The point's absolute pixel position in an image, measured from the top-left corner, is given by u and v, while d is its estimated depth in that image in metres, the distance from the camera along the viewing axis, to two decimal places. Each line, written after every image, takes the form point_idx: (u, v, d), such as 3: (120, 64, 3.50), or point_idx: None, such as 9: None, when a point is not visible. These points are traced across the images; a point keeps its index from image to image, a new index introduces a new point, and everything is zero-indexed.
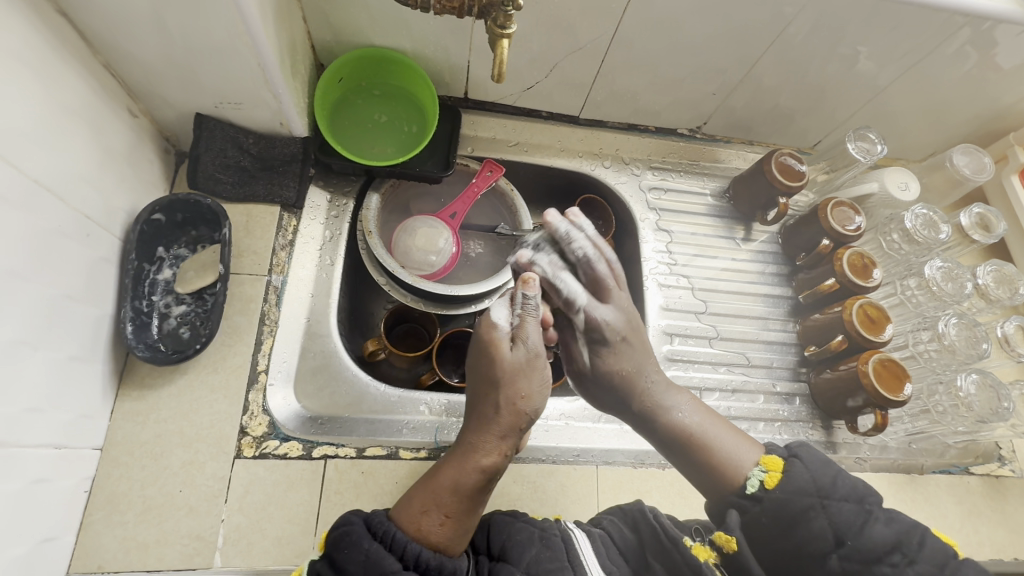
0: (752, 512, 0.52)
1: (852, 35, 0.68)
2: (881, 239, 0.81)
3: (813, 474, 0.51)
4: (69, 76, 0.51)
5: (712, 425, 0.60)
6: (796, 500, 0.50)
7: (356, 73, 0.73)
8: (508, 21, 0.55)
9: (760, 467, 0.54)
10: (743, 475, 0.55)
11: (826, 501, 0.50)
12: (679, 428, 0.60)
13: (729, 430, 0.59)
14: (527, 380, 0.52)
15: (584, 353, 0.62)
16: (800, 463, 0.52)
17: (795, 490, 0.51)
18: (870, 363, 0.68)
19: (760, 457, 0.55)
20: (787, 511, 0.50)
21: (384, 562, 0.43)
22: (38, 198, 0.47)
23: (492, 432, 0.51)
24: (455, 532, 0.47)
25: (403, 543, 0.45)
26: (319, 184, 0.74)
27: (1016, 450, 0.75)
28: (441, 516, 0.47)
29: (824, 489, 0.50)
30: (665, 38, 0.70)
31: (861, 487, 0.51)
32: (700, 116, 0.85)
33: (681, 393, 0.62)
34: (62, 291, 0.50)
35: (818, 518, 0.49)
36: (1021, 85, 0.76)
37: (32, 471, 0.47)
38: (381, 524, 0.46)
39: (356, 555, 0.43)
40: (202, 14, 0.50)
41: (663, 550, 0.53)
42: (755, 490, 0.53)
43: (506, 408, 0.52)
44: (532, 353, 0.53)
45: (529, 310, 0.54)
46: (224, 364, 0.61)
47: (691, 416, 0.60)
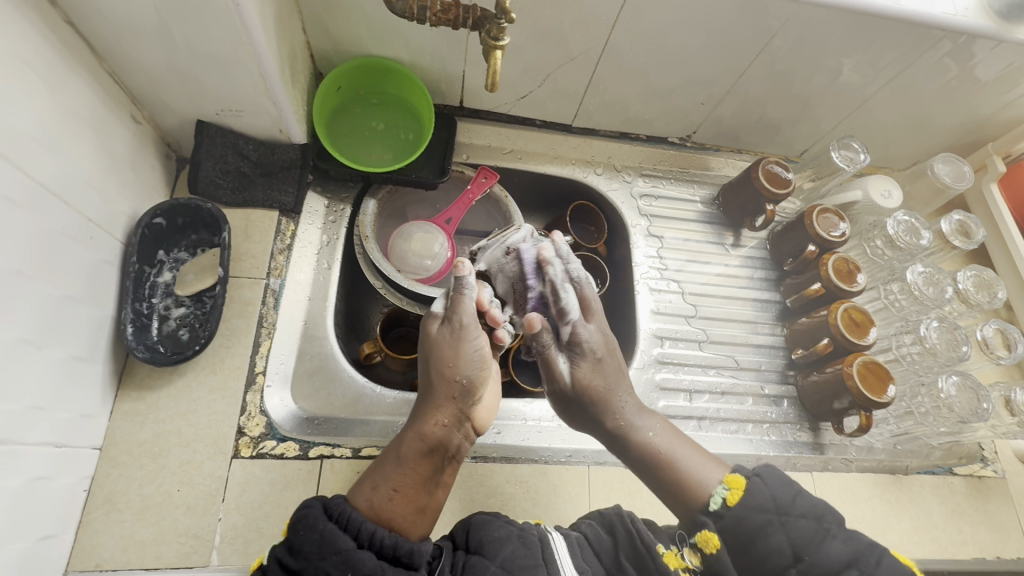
0: (713, 529, 0.52)
1: (835, 48, 0.71)
2: (866, 245, 0.84)
3: (773, 492, 0.51)
4: (75, 84, 0.52)
5: (679, 445, 0.59)
6: (756, 516, 0.50)
7: (354, 82, 0.75)
8: (501, 33, 0.57)
9: (723, 485, 0.53)
10: (708, 491, 0.54)
11: (785, 518, 0.50)
12: (647, 448, 0.59)
13: (695, 450, 0.58)
14: (453, 350, 0.55)
15: (563, 367, 0.62)
16: (761, 482, 0.52)
17: (755, 506, 0.51)
18: (854, 365, 0.70)
19: (724, 475, 0.54)
20: (747, 526, 0.50)
21: (339, 540, 0.44)
22: (44, 201, 0.49)
23: (430, 406, 0.54)
24: (406, 505, 0.49)
25: (356, 522, 0.46)
26: (317, 190, 0.75)
27: (998, 451, 0.77)
28: (389, 491, 0.49)
29: (783, 506, 0.51)
30: (654, 49, 0.72)
31: (820, 505, 0.52)
32: (690, 125, 0.87)
33: (653, 415, 0.62)
34: (65, 292, 0.52)
35: (777, 533, 0.49)
36: (999, 96, 0.79)
37: (33, 468, 0.48)
38: (336, 506, 0.46)
39: (312, 536, 0.44)
40: (206, 24, 0.52)
41: (636, 554, 0.53)
42: (717, 507, 0.52)
43: (442, 380, 0.55)
44: (458, 325, 0.56)
45: (463, 289, 0.56)
46: (222, 366, 0.62)
47: (658, 437, 0.59)
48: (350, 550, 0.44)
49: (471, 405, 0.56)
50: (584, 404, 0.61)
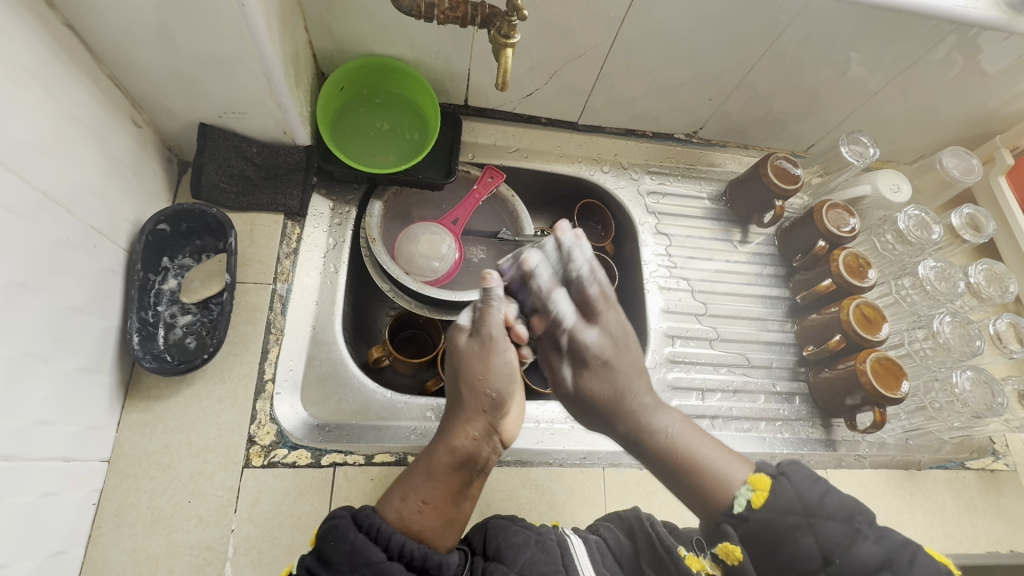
0: (739, 533, 0.50)
1: (844, 42, 0.70)
2: (875, 240, 0.83)
3: (800, 492, 0.50)
4: (74, 87, 0.51)
5: (701, 443, 0.57)
6: (784, 519, 0.49)
7: (358, 81, 0.74)
8: (512, 31, 0.55)
9: (747, 485, 0.51)
10: (731, 493, 0.52)
11: (813, 519, 0.49)
12: (667, 450, 0.56)
13: (717, 446, 0.56)
14: (482, 363, 0.55)
15: (568, 375, 0.62)
16: (787, 482, 0.51)
17: (782, 510, 0.49)
18: (867, 361, 0.69)
19: (748, 475, 0.52)
20: (773, 530, 0.49)
21: (368, 551, 0.43)
22: (46, 210, 0.47)
23: (459, 417, 0.54)
24: (434, 519, 0.48)
25: (386, 533, 0.45)
26: (322, 193, 0.74)
27: (1010, 444, 0.77)
28: (419, 502, 0.48)
29: (812, 508, 0.49)
30: (662, 45, 0.71)
31: (850, 505, 0.50)
32: (696, 121, 0.86)
33: (671, 410, 0.59)
34: (70, 302, 0.50)
35: (805, 536, 0.48)
36: (1006, 89, 0.78)
37: (42, 485, 0.47)
38: (366, 517, 0.46)
39: (343, 547, 0.44)
40: (209, 26, 0.50)
41: (657, 558, 0.53)
42: (742, 510, 0.51)
43: (470, 392, 0.54)
44: (486, 337, 0.56)
45: (492, 300, 0.57)
46: (231, 374, 0.61)
47: (679, 432, 0.57)
48: (380, 561, 0.43)
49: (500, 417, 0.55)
50: (591, 408, 0.60)
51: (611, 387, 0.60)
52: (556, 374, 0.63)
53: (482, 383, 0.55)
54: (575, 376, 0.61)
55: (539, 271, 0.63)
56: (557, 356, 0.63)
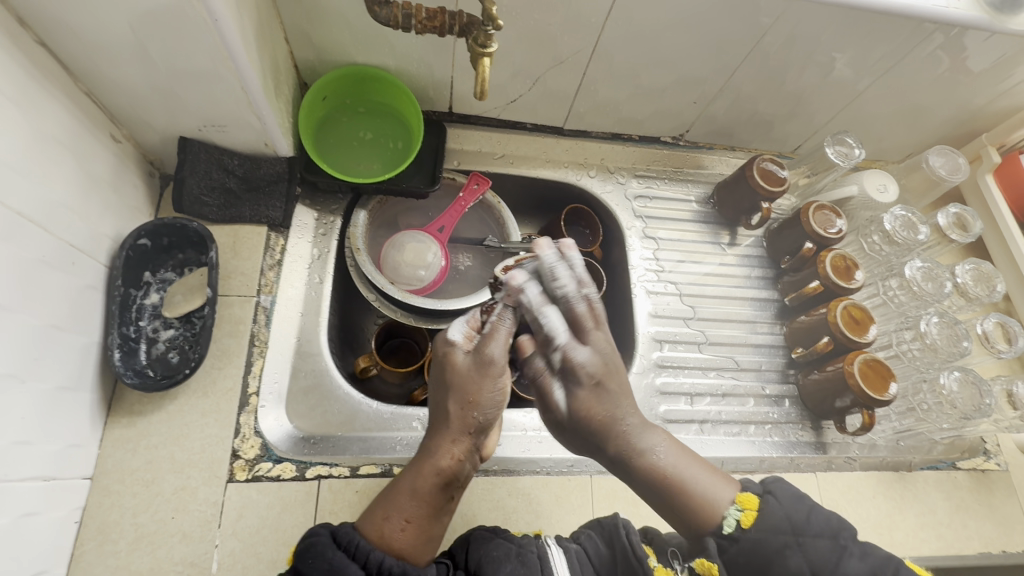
0: (730, 551, 0.50)
1: (828, 42, 0.70)
2: (862, 241, 0.83)
3: (788, 511, 0.50)
4: (49, 105, 0.50)
5: (688, 463, 0.54)
6: (772, 539, 0.49)
7: (341, 90, 0.73)
8: (489, 40, 0.56)
9: (735, 505, 0.52)
10: (719, 514, 0.52)
11: (802, 539, 0.49)
12: (655, 471, 0.53)
13: (699, 462, 0.55)
14: (477, 386, 0.52)
15: (559, 397, 0.56)
16: (774, 501, 0.51)
17: (770, 529, 0.49)
18: (856, 363, 0.69)
19: (734, 494, 0.53)
20: (764, 550, 0.49)
21: (348, 569, 0.43)
22: (21, 229, 0.47)
23: (445, 436, 0.52)
24: (417, 538, 0.48)
25: (365, 550, 0.45)
26: (306, 203, 0.74)
27: (1001, 444, 0.77)
28: (401, 521, 0.48)
29: (799, 526, 0.49)
30: (645, 50, 0.70)
31: (834, 519, 0.50)
32: (683, 124, 0.86)
33: (656, 428, 0.56)
34: (48, 320, 0.50)
35: (795, 556, 0.48)
36: (992, 87, 0.78)
37: (21, 505, 0.47)
38: (346, 534, 0.46)
39: (321, 565, 0.44)
40: (183, 40, 0.50)
41: (629, 569, 0.52)
42: (732, 531, 0.50)
43: (461, 412, 0.52)
44: (487, 359, 0.53)
45: (502, 317, 0.55)
46: (214, 388, 0.61)
47: (667, 457, 0.54)
48: None
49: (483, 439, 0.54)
50: (588, 431, 0.55)
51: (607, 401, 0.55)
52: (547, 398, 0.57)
53: (473, 407, 0.52)
54: (567, 399, 0.56)
55: (528, 289, 0.57)
56: (551, 376, 0.57)
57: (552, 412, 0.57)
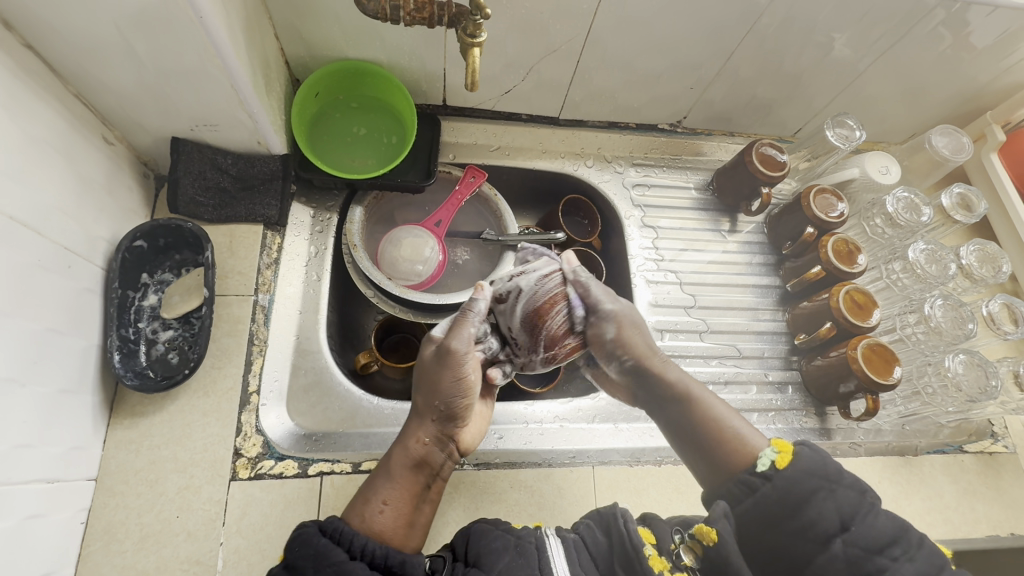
0: (761, 490, 0.48)
1: (825, 21, 0.69)
2: (865, 225, 0.82)
3: (822, 457, 0.48)
4: (39, 108, 0.50)
5: (738, 419, 0.56)
6: (806, 481, 0.47)
7: (333, 86, 0.73)
8: (478, 30, 0.55)
9: (772, 447, 0.50)
10: (754, 456, 0.51)
11: (835, 486, 0.47)
12: (700, 416, 0.57)
13: (744, 420, 0.56)
14: (440, 375, 0.55)
15: (608, 334, 0.59)
16: (809, 447, 0.49)
17: (806, 471, 0.47)
18: (858, 348, 0.68)
19: (771, 440, 0.51)
20: (796, 491, 0.47)
21: (333, 553, 0.45)
22: (16, 234, 0.47)
23: (417, 423, 0.55)
24: (395, 522, 0.50)
25: (349, 535, 0.46)
26: (302, 201, 0.74)
27: (1009, 426, 0.76)
28: (379, 504, 0.50)
29: (833, 474, 0.47)
30: (639, 35, 0.69)
31: (866, 481, 0.48)
32: (680, 110, 0.85)
33: (728, 405, 0.57)
34: (45, 323, 0.50)
35: (826, 500, 0.46)
36: (996, 62, 0.76)
37: (25, 507, 0.47)
38: (330, 523, 0.47)
39: (308, 551, 0.45)
40: (170, 39, 0.50)
41: (628, 558, 0.51)
42: (765, 469, 0.49)
43: (428, 401, 0.55)
44: (445, 348, 0.55)
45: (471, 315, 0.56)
46: (215, 387, 0.61)
47: (716, 406, 0.57)
48: (343, 561, 0.44)
49: (457, 427, 0.56)
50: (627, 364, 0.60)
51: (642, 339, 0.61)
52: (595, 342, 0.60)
53: (438, 394, 0.55)
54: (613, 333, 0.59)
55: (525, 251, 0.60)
56: (579, 325, 0.58)
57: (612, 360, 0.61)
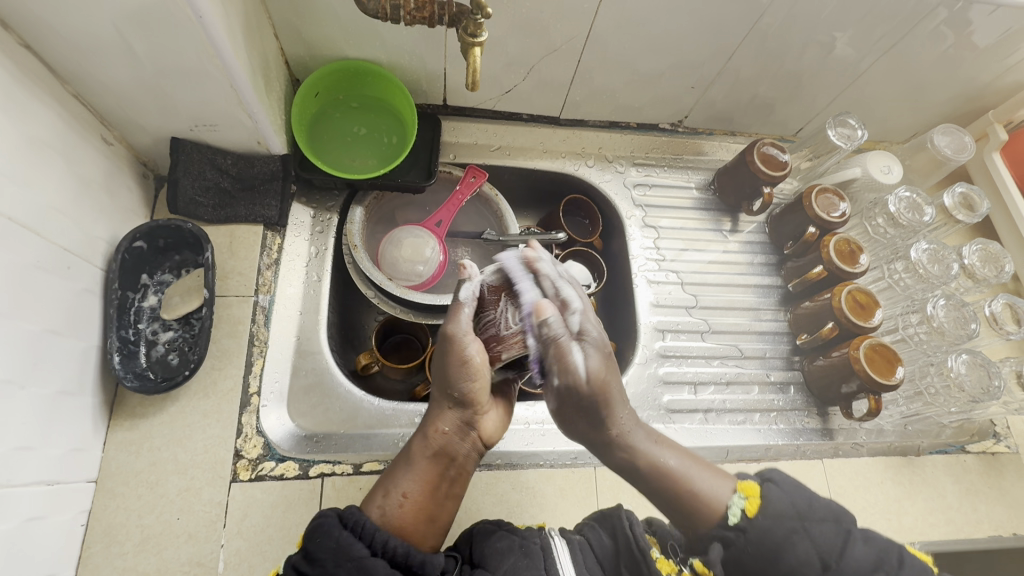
0: (738, 544, 0.47)
1: (827, 21, 0.69)
2: (867, 224, 0.82)
3: (791, 497, 0.48)
4: (38, 109, 0.50)
5: (694, 467, 0.53)
6: (778, 527, 0.46)
7: (333, 86, 0.73)
8: (479, 29, 0.55)
9: (739, 493, 0.49)
10: (722, 507, 0.49)
11: (807, 524, 0.47)
12: (656, 472, 0.52)
13: (706, 467, 0.53)
14: (449, 364, 0.52)
15: (579, 360, 0.49)
16: (776, 487, 0.49)
17: (775, 515, 0.47)
18: (861, 348, 0.68)
19: (735, 485, 0.51)
20: (770, 539, 0.46)
21: (353, 547, 0.45)
22: (15, 235, 0.47)
23: (434, 415, 0.55)
24: (415, 517, 0.50)
25: (370, 530, 0.46)
26: (302, 201, 0.73)
27: (1011, 426, 0.76)
28: (399, 497, 0.50)
29: (804, 512, 0.47)
30: (641, 35, 0.69)
31: (838, 506, 0.49)
32: (681, 110, 0.85)
33: (657, 433, 0.55)
34: (45, 325, 0.50)
35: (802, 542, 0.46)
36: (998, 61, 0.76)
37: (25, 510, 0.47)
38: (351, 515, 0.47)
39: (328, 543, 0.45)
40: (168, 38, 0.50)
41: (635, 560, 0.51)
42: (737, 521, 0.48)
43: (443, 390, 0.55)
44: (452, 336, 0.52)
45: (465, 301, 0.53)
46: (216, 388, 0.61)
47: (669, 457, 0.53)
48: (364, 557, 0.44)
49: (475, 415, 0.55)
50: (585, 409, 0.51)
51: (611, 382, 0.50)
52: (563, 367, 0.48)
53: (450, 383, 0.53)
54: (586, 361, 0.49)
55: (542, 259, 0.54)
56: (567, 340, 0.49)
57: (569, 378, 0.49)
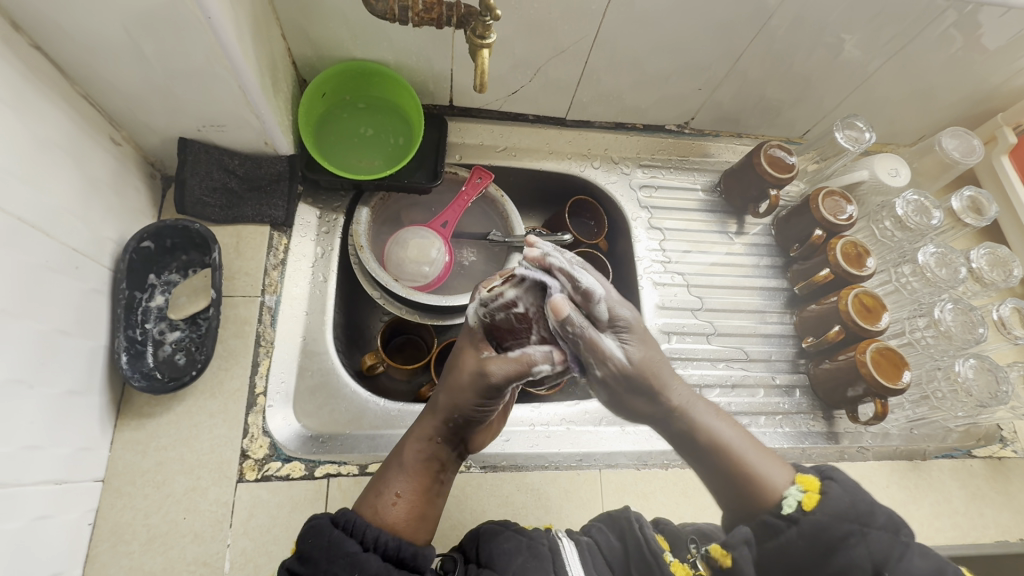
0: (787, 534, 0.47)
1: (836, 23, 0.68)
2: (874, 227, 0.82)
3: (852, 498, 0.47)
4: (47, 109, 0.50)
5: (751, 447, 0.52)
6: (836, 526, 0.46)
7: (340, 87, 0.73)
8: (487, 31, 0.55)
9: (797, 486, 0.49)
10: (778, 494, 0.49)
11: (867, 529, 0.46)
12: (713, 445, 0.52)
13: (761, 448, 0.53)
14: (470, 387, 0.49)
15: (613, 347, 0.48)
16: (839, 486, 0.48)
17: (835, 514, 0.46)
18: (868, 352, 0.68)
19: (794, 475, 0.50)
20: (826, 536, 0.46)
21: (346, 544, 0.45)
22: (24, 235, 0.47)
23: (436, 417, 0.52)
24: (409, 515, 0.49)
25: (361, 527, 0.46)
26: (308, 201, 0.73)
27: (1018, 431, 0.76)
28: (392, 496, 0.49)
29: (865, 517, 0.46)
30: (648, 36, 0.69)
31: (896, 516, 0.47)
32: (688, 111, 0.85)
33: (717, 408, 0.55)
34: (54, 325, 0.50)
35: (857, 546, 0.45)
36: (1008, 64, 0.76)
37: (33, 509, 0.47)
38: (342, 514, 0.48)
39: (321, 542, 0.45)
40: (177, 39, 0.50)
41: (644, 562, 0.50)
42: (791, 511, 0.48)
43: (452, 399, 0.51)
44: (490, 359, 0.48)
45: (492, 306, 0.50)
46: (222, 389, 0.61)
47: (728, 433, 0.53)
48: (356, 552, 0.44)
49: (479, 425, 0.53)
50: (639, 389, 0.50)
51: (656, 363, 0.50)
52: (601, 359, 0.47)
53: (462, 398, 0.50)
54: (621, 349, 0.48)
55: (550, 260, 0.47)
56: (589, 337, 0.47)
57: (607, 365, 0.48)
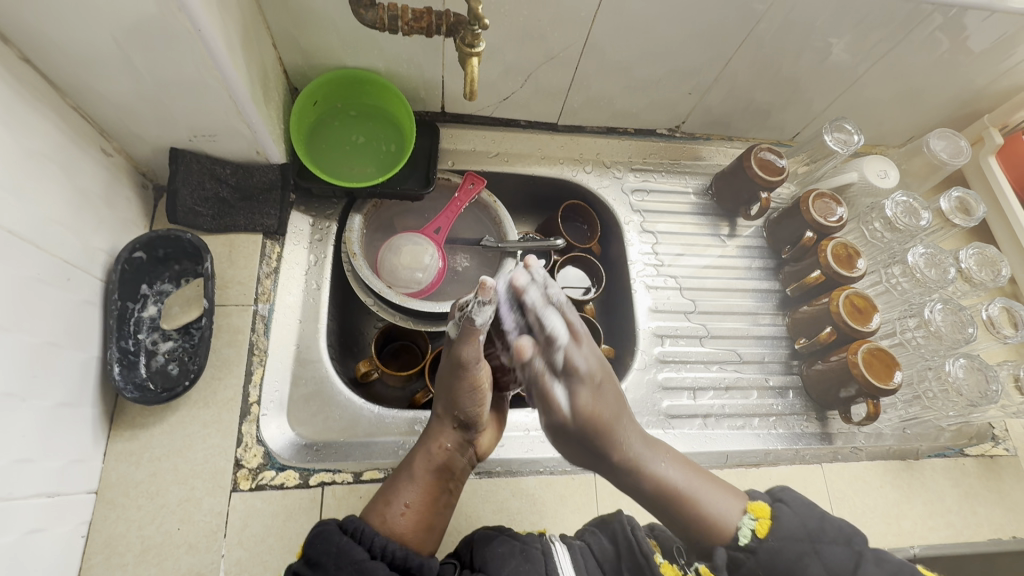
0: (748, 565, 0.49)
1: (823, 27, 0.69)
2: (864, 228, 0.82)
3: (802, 518, 0.50)
4: (37, 122, 0.50)
5: (695, 478, 0.55)
6: (790, 547, 0.48)
7: (332, 94, 0.73)
8: (476, 39, 0.55)
9: (749, 514, 0.52)
10: (731, 526, 0.51)
11: (818, 546, 0.49)
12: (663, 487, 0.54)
13: (709, 480, 0.55)
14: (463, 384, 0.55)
15: (562, 397, 0.55)
16: (787, 508, 0.52)
17: (787, 536, 0.49)
18: (859, 353, 0.69)
19: (746, 504, 0.53)
20: (782, 560, 0.48)
21: (353, 551, 0.45)
22: (15, 248, 0.47)
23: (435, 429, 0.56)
24: (416, 526, 0.50)
25: (370, 535, 0.47)
26: (301, 209, 0.74)
27: (1009, 429, 0.77)
28: (401, 506, 0.51)
29: (815, 534, 0.49)
30: (637, 43, 0.70)
31: (847, 527, 0.51)
32: (678, 116, 0.85)
33: (660, 447, 0.57)
34: (44, 337, 0.50)
35: (813, 564, 0.47)
36: (993, 66, 0.77)
37: (25, 522, 0.47)
38: (351, 522, 0.48)
39: (329, 548, 0.46)
40: (168, 50, 0.50)
41: (636, 564, 0.51)
42: (748, 542, 0.50)
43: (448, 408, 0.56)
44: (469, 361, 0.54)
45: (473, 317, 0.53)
46: (215, 398, 0.61)
47: (675, 474, 0.55)
48: (363, 560, 0.45)
49: (475, 433, 0.57)
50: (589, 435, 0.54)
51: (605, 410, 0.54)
52: (550, 402, 0.56)
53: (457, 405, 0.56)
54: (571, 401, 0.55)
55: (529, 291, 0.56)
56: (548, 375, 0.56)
57: (554, 413, 0.56)
